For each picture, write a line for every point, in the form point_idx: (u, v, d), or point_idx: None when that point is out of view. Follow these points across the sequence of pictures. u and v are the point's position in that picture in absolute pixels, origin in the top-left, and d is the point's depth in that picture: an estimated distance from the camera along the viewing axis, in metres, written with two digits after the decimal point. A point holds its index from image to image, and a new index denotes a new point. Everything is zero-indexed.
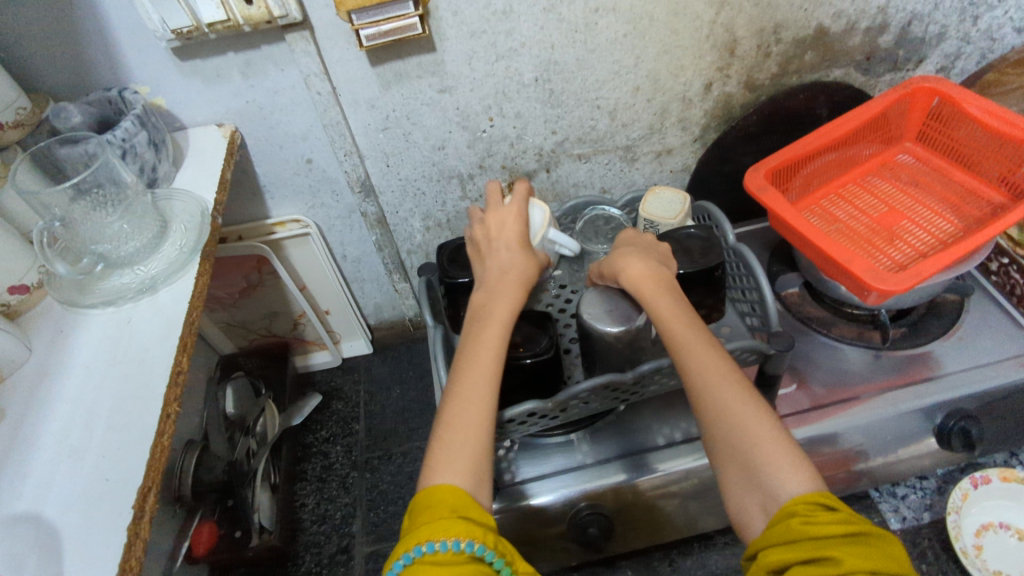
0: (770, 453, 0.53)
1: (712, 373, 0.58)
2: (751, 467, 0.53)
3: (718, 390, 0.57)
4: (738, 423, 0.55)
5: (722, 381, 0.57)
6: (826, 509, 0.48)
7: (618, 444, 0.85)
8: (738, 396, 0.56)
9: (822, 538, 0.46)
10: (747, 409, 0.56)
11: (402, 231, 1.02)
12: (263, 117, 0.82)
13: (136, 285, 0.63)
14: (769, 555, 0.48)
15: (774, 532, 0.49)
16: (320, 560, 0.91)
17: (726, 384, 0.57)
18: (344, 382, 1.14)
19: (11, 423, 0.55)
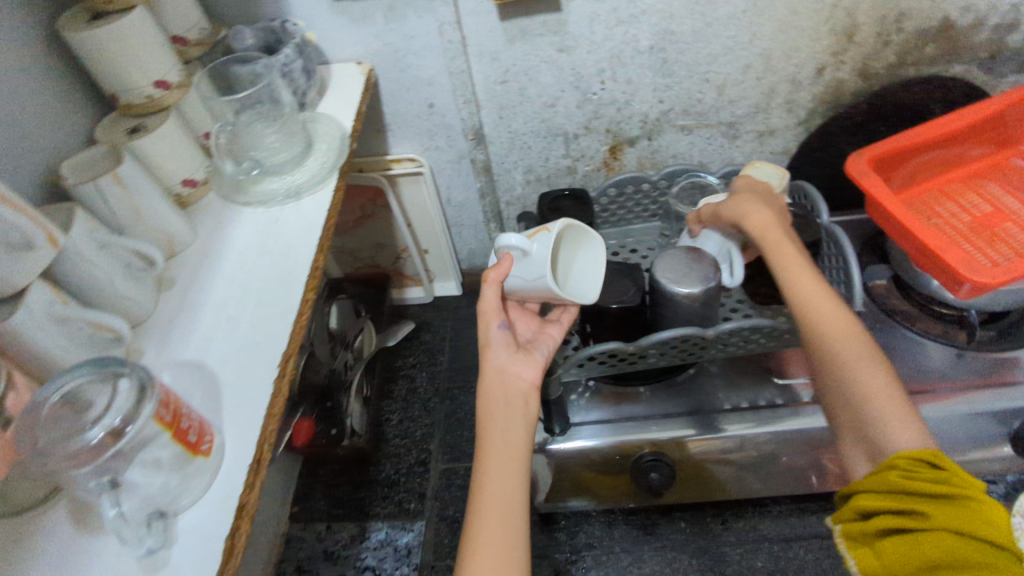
0: (889, 411, 0.57)
1: (834, 330, 0.62)
2: (864, 419, 0.58)
3: (835, 346, 0.61)
4: (859, 378, 0.59)
5: (843, 335, 0.62)
6: (930, 467, 0.51)
7: (687, 402, 0.90)
8: (859, 355, 0.60)
9: (913, 493, 0.50)
10: (863, 366, 0.60)
11: (504, 182, 1.09)
12: (397, 60, 0.90)
13: (283, 191, 0.71)
14: (864, 496, 0.54)
15: (872, 479, 0.54)
16: (399, 469, 1.03)
17: (848, 343, 0.61)
18: (433, 317, 1.23)
19: (179, 288, 0.65)
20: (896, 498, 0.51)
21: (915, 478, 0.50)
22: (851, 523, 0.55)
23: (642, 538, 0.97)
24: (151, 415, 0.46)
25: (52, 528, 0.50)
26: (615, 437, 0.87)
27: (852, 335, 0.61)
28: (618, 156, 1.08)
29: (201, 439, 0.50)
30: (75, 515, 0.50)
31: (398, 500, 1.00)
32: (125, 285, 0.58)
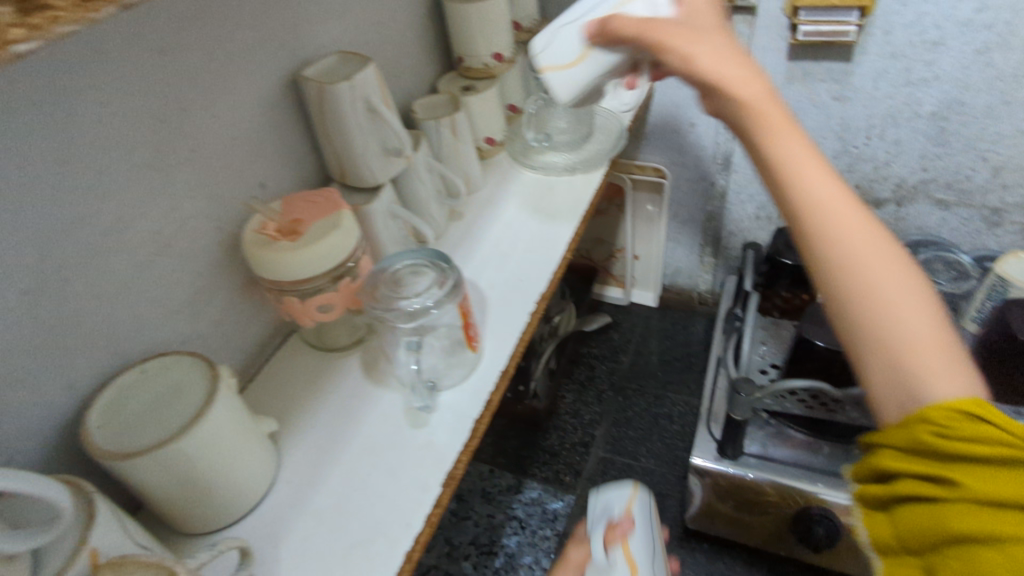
0: (899, 311, 0.40)
1: (832, 200, 0.43)
2: (857, 325, 0.41)
3: (820, 212, 0.43)
4: (845, 266, 0.42)
5: (857, 232, 0.42)
6: (971, 421, 0.36)
7: None
8: (871, 245, 0.42)
9: (937, 453, 0.36)
10: (869, 263, 0.41)
11: (734, 212, 1.13)
12: (677, 77, 0.99)
13: (563, 164, 0.82)
14: (886, 452, 0.40)
15: (898, 432, 0.38)
16: (563, 442, 1.10)
17: (841, 223, 0.43)
18: (623, 319, 1.30)
19: (466, 222, 0.78)
20: (938, 465, 0.36)
21: (946, 437, 0.36)
22: (870, 488, 0.41)
23: None
24: (453, 306, 0.57)
25: (349, 369, 0.62)
26: (775, 478, 0.86)
27: (869, 235, 0.42)
28: None
29: (474, 336, 0.61)
30: (365, 364, 0.62)
31: (556, 469, 1.07)
32: (435, 206, 0.72)
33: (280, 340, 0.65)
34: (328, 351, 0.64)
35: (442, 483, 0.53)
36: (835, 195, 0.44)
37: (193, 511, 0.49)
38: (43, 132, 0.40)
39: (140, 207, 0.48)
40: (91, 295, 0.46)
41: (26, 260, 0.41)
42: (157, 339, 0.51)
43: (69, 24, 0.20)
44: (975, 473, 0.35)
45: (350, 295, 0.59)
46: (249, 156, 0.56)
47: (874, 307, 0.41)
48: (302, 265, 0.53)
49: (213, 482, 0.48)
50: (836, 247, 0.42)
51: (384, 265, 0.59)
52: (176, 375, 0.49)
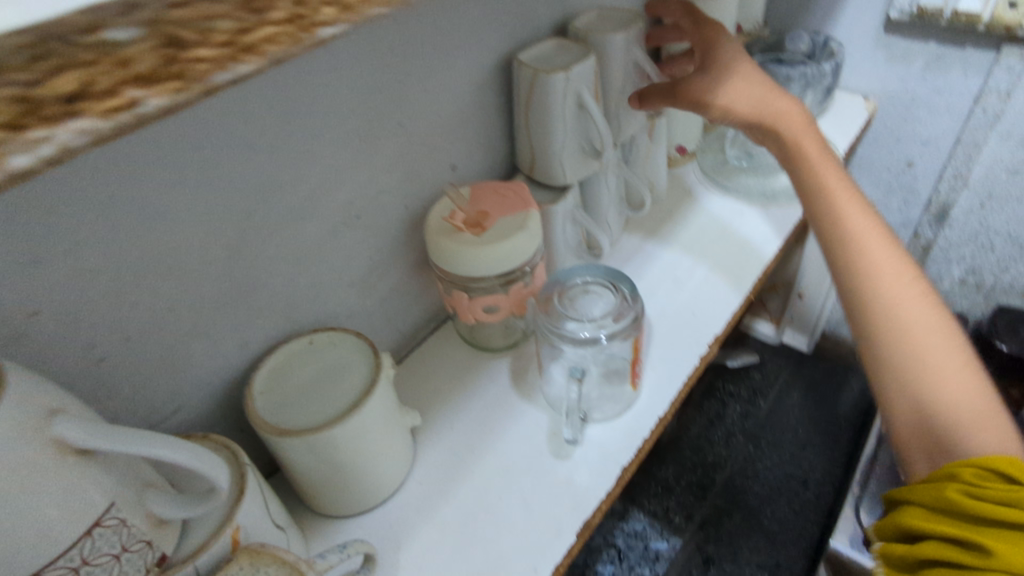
0: (944, 363, 0.43)
1: (890, 277, 0.47)
2: (896, 360, 0.44)
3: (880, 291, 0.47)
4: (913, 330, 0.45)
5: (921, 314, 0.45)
6: (1007, 483, 0.35)
7: None
8: (914, 292, 0.46)
9: (967, 515, 0.35)
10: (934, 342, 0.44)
11: (934, 271, 0.97)
12: (908, 108, 0.86)
13: (759, 191, 0.74)
14: (913, 517, 0.38)
15: (926, 492, 0.38)
16: (679, 478, 1.02)
17: (912, 320, 0.45)
18: (769, 360, 1.18)
19: (641, 235, 0.71)
20: (966, 526, 0.35)
21: (977, 495, 0.35)
22: (896, 547, 0.39)
23: None
24: (626, 339, 0.52)
25: (498, 374, 0.59)
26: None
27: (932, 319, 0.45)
28: None
29: (637, 373, 0.56)
30: (514, 373, 0.59)
31: (666, 505, 0.98)
32: (614, 214, 0.67)
33: (434, 326, 0.62)
34: (480, 349, 0.61)
35: (577, 532, 0.48)
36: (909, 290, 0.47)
37: (327, 493, 0.47)
38: (268, 90, 0.39)
39: (340, 175, 0.46)
40: (280, 257, 0.45)
41: (230, 217, 0.40)
42: (328, 308, 0.51)
43: (383, 7, 0.16)
44: (1019, 542, 0.33)
45: (518, 300, 0.55)
46: (446, 136, 0.54)
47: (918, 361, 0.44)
48: (480, 264, 0.50)
49: (352, 471, 0.46)
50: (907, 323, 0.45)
51: (560, 276, 0.55)
52: (339, 353, 0.47)
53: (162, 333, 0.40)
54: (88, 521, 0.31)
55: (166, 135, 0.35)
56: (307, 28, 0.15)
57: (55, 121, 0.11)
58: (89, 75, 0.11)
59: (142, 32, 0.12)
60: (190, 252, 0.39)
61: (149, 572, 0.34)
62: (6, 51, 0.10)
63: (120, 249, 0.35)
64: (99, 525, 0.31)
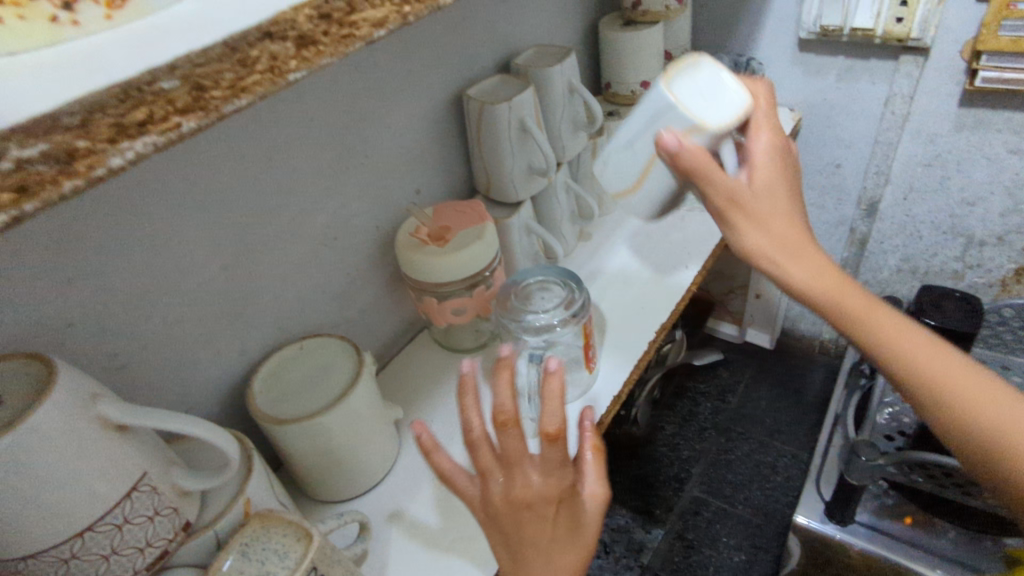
0: (979, 388, 0.39)
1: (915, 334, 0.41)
2: (939, 416, 0.40)
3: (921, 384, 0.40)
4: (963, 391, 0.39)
5: (958, 368, 0.40)
6: None
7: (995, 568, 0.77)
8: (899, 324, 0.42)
9: None
10: (971, 373, 0.40)
11: (874, 261, 1.07)
12: (828, 115, 0.95)
13: (699, 197, 0.83)
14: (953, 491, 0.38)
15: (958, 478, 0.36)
16: (657, 474, 1.09)
17: (888, 325, 0.41)
18: (735, 357, 1.27)
19: (594, 243, 0.80)
20: None
21: None
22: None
23: None
24: (578, 327, 0.59)
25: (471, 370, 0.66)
26: (881, 549, 0.81)
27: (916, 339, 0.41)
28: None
29: (592, 358, 0.62)
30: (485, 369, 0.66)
31: (646, 500, 1.06)
32: (568, 224, 0.75)
33: (412, 335, 0.70)
34: (454, 351, 0.68)
35: None
36: (892, 317, 0.42)
37: (326, 479, 0.54)
38: (255, 132, 0.47)
39: (318, 202, 0.54)
40: (271, 274, 0.53)
41: (226, 239, 0.48)
42: (315, 319, 0.58)
43: (330, 58, 0.24)
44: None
45: (483, 301, 0.63)
46: (409, 164, 0.62)
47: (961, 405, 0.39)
48: (446, 271, 0.58)
49: (346, 456, 0.53)
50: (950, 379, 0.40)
51: (518, 278, 0.63)
52: (326, 353, 0.54)
53: (170, 345, 0.47)
54: (126, 486, 0.37)
55: (172, 173, 0.43)
56: (281, 74, 0.23)
57: (136, 136, 0.19)
58: (152, 110, 0.20)
59: (179, 82, 0.20)
60: (196, 269, 0.47)
61: (178, 535, 0.41)
62: (109, 98, 0.19)
63: (139, 268, 0.43)
64: (135, 489, 0.38)
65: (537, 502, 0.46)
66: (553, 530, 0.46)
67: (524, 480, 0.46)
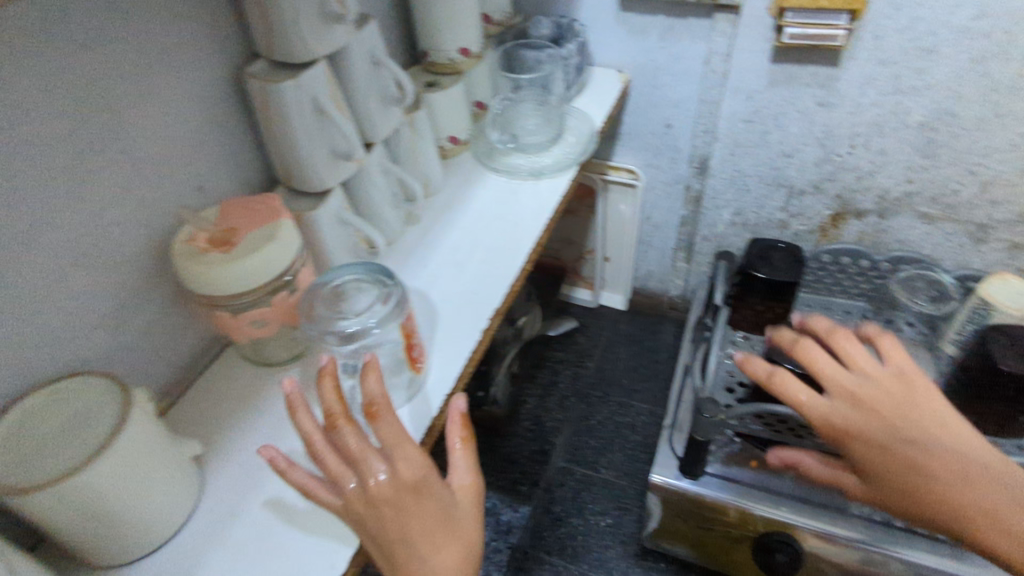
0: (971, 476, 0.51)
1: (919, 394, 0.55)
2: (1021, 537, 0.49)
3: (927, 452, 0.52)
4: (898, 421, 0.53)
5: (929, 419, 0.53)
6: None
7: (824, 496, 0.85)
8: (925, 408, 0.54)
9: None
10: (1011, 486, 0.50)
11: (709, 217, 1.09)
12: (654, 76, 0.95)
13: (528, 170, 0.79)
14: None
15: None
16: (521, 449, 1.10)
17: (915, 402, 0.54)
18: (591, 323, 1.30)
19: (423, 227, 0.75)
20: None
21: None
22: None
23: None
24: (396, 326, 0.55)
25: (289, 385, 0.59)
26: (744, 498, 0.84)
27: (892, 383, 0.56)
28: (838, 225, 1.02)
29: (417, 357, 0.58)
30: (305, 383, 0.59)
31: (512, 478, 1.06)
32: (390, 209, 0.69)
33: (215, 352, 0.61)
34: (266, 365, 0.60)
35: None
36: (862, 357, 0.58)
37: (102, 545, 0.45)
38: None
39: (50, 214, 0.44)
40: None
41: None
42: (70, 355, 0.48)
43: None
44: None
45: (288, 309, 0.56)
46: (178, 157, 0.53)
47: (941, 444, 0.52)
48: (235, 281, 0.50)
49: (125, 518, 0.45)
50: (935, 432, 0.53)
51: (326, 278, 0.56)
52: (84, 399, 0.45)
53: None
54: None
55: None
56: None
57: None
58: None
59: None
60: None
61: None
62: None
63: None
64: None
65: (387, 500, 0.44)
66: (415, 521, 0.44)
67: (371, 477, 0.44)
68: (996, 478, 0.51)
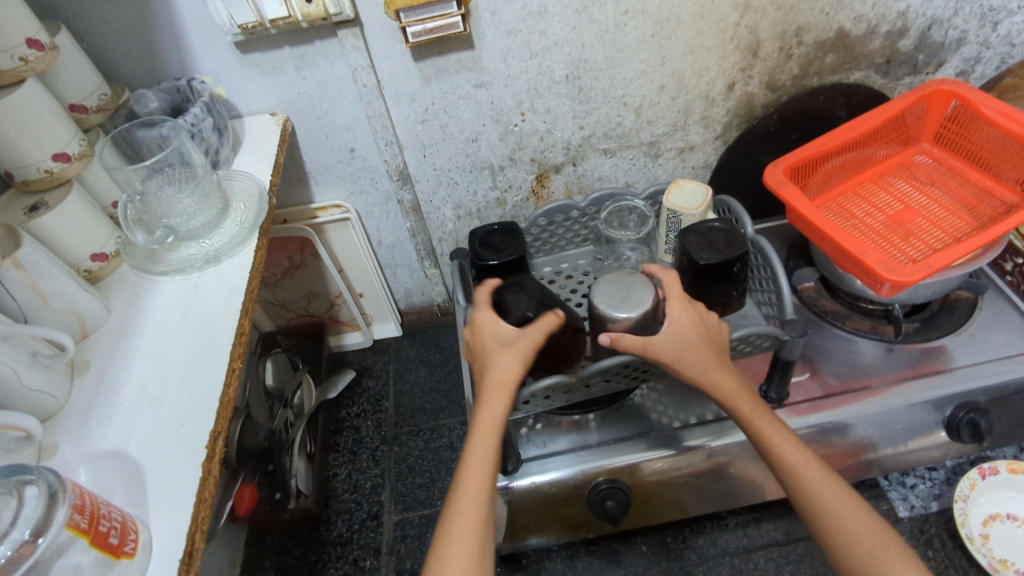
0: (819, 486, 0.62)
1: (710, 365, 0.68)
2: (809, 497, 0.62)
3: (752, 418, 0.67)
4: (736, 399, 0.68)
5: (732, 386, 0.68)
6: None
7: (625, 429, 0.89)
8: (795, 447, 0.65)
9: None
10: (765, 430, 0.66)
11: (435, 220, 1.08)
12: (312, 107, 0.89)
13: (202, 256, 0.69)
14: None
15: None
16: (351, 525, 0.99)
17: (729, 380, 0.68)
18: (375, 362, 1.23)
19: (97, 372, 0.62)
20: None
21: None
22: None
23: (605, 567, 0.98)
24: (63, 526, 0.44)
25: None
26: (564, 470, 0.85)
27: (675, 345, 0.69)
28: (545, 184, 1.06)
29: (124, 538, 0.47)
30: None
31: (354, 558, 0.96)
32: (33, 375, 0.56)
33: None
34: None
35: None
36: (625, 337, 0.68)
37: None
38: None
39: None
40: None
41: None
42: None
43: None
44: None
45: None
46: None
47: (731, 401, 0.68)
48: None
49: None
50: (731, 397, 0.68)
51: None
52: None
53: None
54: None
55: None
56: None
57: None
58: None
59: None
60: None
61: None
62: None
63: None
64: None
65: None
66: None
67: None
68: (830, 475, 0.63)
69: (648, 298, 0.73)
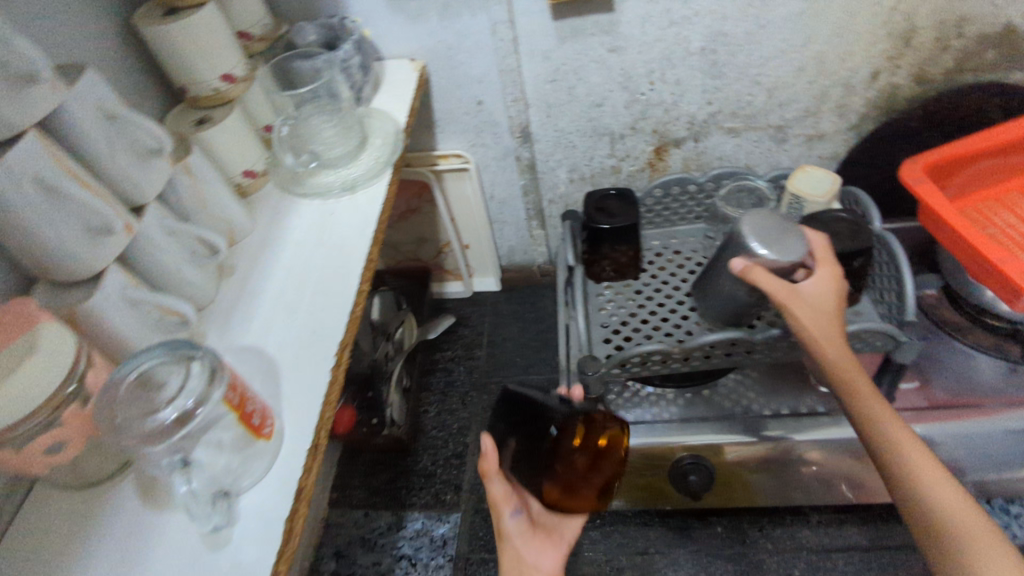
0: (914, 461, 0.56)
1: (833, 345, 0.64)
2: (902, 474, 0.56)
3: (865, 402, 0.61)
4: (851, 379, 0.62)
5: (847, 365, 0.63)
6: None
7: (717, 409, 0.88)
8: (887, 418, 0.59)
9: None
10: (869, 418, 0.61)
11: (548, 181, 1.10)
12: (448, 57, 0.92)
13: (340, 184, 0.74)
14: None
15: None
16: (436, 460, 1.04)
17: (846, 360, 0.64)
18: (472, 312, 1.28)
19: (241, 276, 0.68)
20: None
21: None
22: None
23: (677, 540, 0.98)
24: (218, 402, 0.49)
25: (123, 500, 0.52)
26: (649, 438, 0.86)
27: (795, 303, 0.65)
28: (663, 157, 1.06)
29: (260, 423, 0.52)
30: (143, 490, 0.53)
31: (435, 491, 1.01)
32: (193, 270, 0.62)
33: (23, 493, 0.52)
34: (87, 486, 0.52)
35: None
36: (765, 274, 0.66)
37: None
38: None
39: None
40: None
41: None
42: None
43: None
44: None
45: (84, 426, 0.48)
46: None
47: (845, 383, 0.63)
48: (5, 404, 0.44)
49: None
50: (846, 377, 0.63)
51: (119, 376, 0.49)
52: None
53: None
54: None
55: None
56: None
57: None
58: None
59: None
60: None
61: None
62: None
63: None
64: None
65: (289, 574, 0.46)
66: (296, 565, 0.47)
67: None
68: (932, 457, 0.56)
69: (805, 245, 0.67)
